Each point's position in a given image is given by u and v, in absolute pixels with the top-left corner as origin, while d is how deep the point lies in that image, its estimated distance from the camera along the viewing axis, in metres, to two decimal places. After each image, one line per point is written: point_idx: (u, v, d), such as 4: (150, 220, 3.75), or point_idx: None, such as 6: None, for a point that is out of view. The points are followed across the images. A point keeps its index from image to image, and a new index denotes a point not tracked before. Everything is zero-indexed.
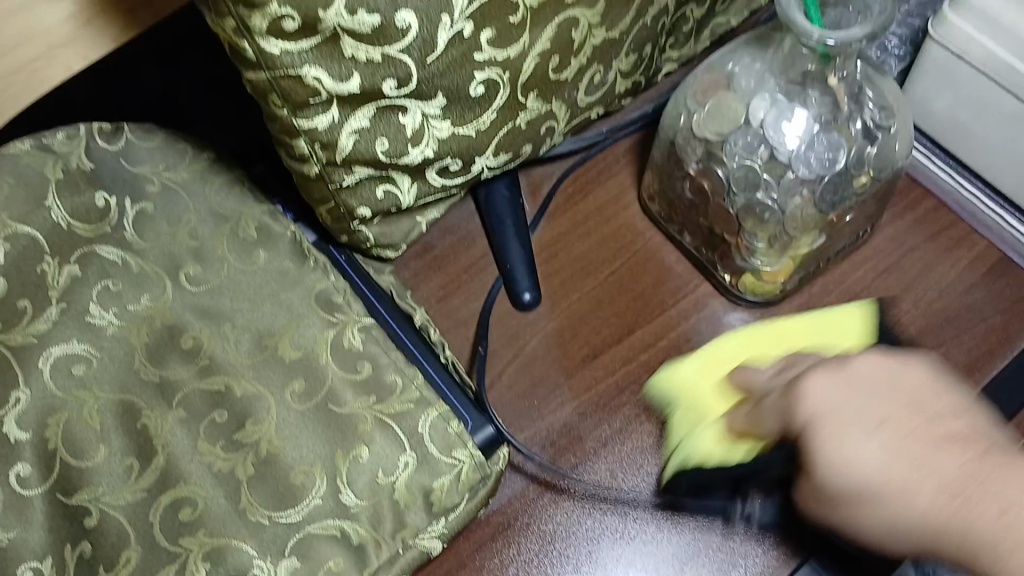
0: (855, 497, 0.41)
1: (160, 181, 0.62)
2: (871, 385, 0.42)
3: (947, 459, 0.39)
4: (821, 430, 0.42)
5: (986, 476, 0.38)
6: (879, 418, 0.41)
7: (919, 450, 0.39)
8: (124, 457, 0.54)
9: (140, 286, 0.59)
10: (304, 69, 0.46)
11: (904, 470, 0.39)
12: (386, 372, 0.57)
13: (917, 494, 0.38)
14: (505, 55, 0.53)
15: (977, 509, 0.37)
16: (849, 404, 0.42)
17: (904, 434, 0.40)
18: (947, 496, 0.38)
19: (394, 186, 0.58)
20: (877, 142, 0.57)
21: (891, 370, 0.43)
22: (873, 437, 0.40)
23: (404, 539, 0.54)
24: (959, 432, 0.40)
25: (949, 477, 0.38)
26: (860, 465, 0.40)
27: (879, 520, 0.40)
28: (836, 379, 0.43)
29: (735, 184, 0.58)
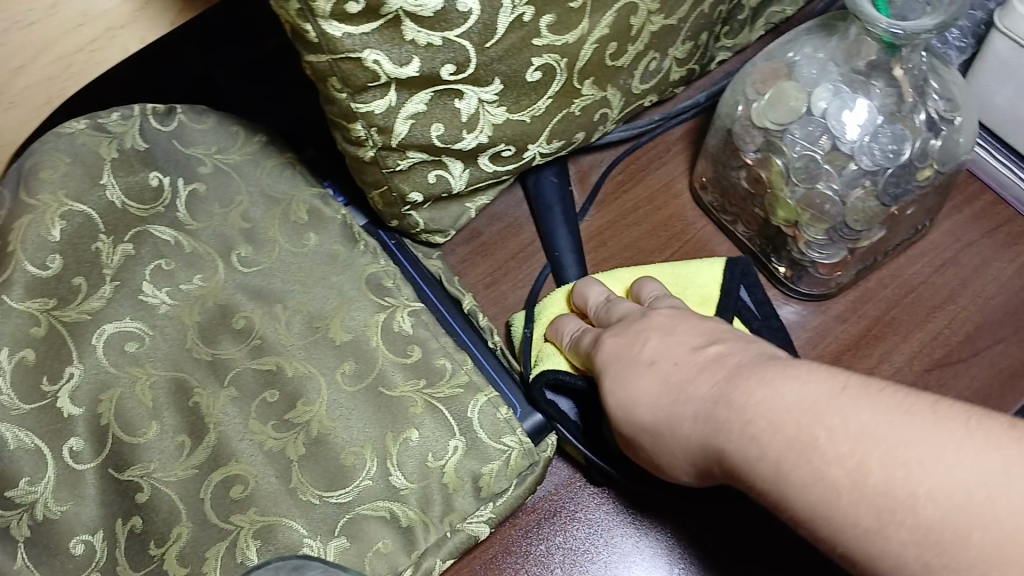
0: (652, 431, 0.45)
1: (212, 163, 0.62)
2: (653, 334, 0.48)
3: (703, 382, 0.42)
4: (610, 376, 0.48)
5: (736, 384, 0.40)
6: (653, 358, 0.46)
7: (679, 378, 0.44)
8: (175, 435, 0.54)
9: (193, 266, 0.59)
10: (365, 52, 0.46)
11: (667, 399, 0.43)
12: (436, 356, 0.57)
13: (681, 424, 0.42)
14: (563, 41, 0.53)
15: (720, 414, 0.40)
16: (634, 351, 0.48)
17: (670, 367, 0.45)
18: (696, 412, 0.41)
19: (446, 171, 0.57)
20: (941, 135, 0.56)
21: (672, 322, 0.49)
22: (642, 377, 0.46)
23: (451, 522, 0.54)
24: (717, 358, 0.43)
25: (699, 398, 0.42)
26: (636, 399, 0.46)
27: (676, 454, 0.44)
28: (622, 338, 0.50)
29: (794, 175, 0.56)
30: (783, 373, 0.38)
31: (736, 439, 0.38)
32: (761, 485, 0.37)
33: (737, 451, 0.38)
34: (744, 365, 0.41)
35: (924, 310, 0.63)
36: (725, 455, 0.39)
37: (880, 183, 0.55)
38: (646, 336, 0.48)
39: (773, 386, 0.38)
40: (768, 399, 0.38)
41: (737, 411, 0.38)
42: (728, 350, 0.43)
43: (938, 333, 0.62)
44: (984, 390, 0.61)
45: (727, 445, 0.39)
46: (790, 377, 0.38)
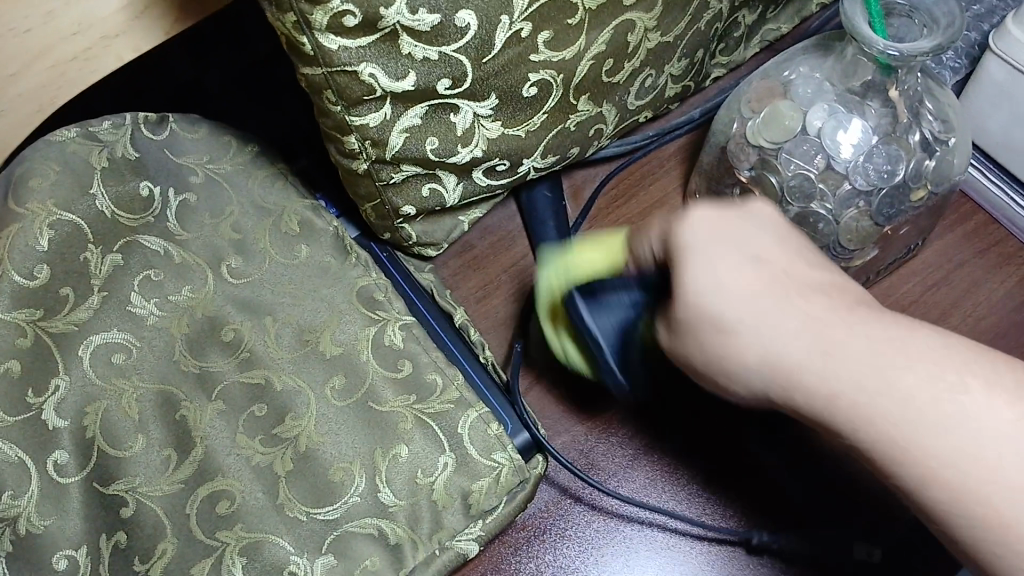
0: (714, 321, 0.37)
1: (204, 173, 0.62)
2: (754, 226, 0.40)
3: (810, 308, 0.36)
4: (694, 246, 0.39)
5: (846, 333, 0.35)
6: (755, 255, 0.38)
7: (786, 297, 0.37)
8: (162, 448, 0.54)
9: (182, 277, 0.58)
10: (361, 66, 0.45)
11: (766, 315, 0.37)
12: (426, 371, 0.56)
13: (771, 341, 0.36)
14: (560, 58, 0.53)
15: (839, 364, 0.35)
16: (729, 234, 0.39)
17: (778, 279, 0.38)
18: (807, 343, 0.35)
19: (439, 184, 0.57)
20: (936, 156, 0.56)
21: (777, 231, 0.40)
22: (746, 279, 0.37)
23: (440, 540, 0.53)
24: (823, 287, 0.38)
25: (800, 318, 0.36)
26: (720, 291, 0.37)
27: (731, 376, 0.38)
28: (719, 216, 0.40)
29: (788, 194, 0.56)
30: (891, 324, 0.35)
31: (862, 382, 0.34)
32: (844, 427, 0.35)
33: (848, 409, 0.35)
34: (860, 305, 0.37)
35: None
36: (817, 403, 0.36)
37: (874, 204, 0.55)
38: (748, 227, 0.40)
39: (897, 343, 0.35)
40: (899, 353, 0.34)
41: (854, 360, 0.35)
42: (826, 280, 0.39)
43: None
44: None
45: (823, 387, 0.35)
46: (919, 354, 0.34)
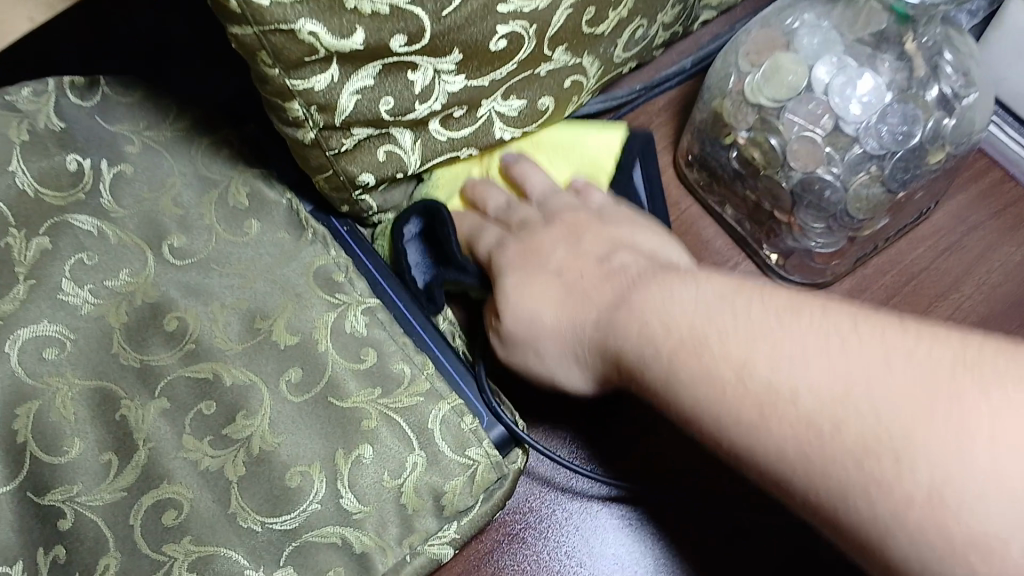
0: (540, 324, 0.48)
1: (140, 141, 0.55)
2: (563, 234, 0.52)
3: (602, 294, 0.45)
4: (512, 267, 0.51)
5: (632, 306, 0.42)
6: (562, 266, 0.50)
7: (583, 285, 0.47)
8: (101, 452, 0.48)
9: (119, 259, 0.52)
10: (299, 23, 0.39)
11: (572, 308, 0.47)
12: (393, 359, 0.51)
13: (581, 327, 0.46)
14: (533, 7, 0.47)
15: (623, 331, 0.42)
16: (540, 246, 0.52)
17: (575, 278, 0.48)
18: (603, 322, 0.44)
19: (395, 145, 0.51)
20: (955, 112, 0.50)
21: (573, 231, 0.52)
22: (547, 285, 0.49)
23: (411, 545, 0.49)
24: (615, 273, 0.46)
25: (601, 308, 0.45)
26: (531, 301, 0.49)
27: (562, 359, 0.48)
28: (525, 244, 0.53)
29: (794, 157, 0.50)
30: (687, 284, 0.41)
31: (662, 347, 0.39)
32: (660, 398, 0.40)
33: (641, 368, 0.41)
34: (647, 276, 0.44)
35: (926, 301, 0.58)
36: (631, 369, 0.42)
37: (886, 169, 0.49)
38: (552, 239, 0.52)
39: (675, 303, 0.40)
40: (677, 316, 0.40)
41: (644, 332, 0.41)
42: (625, 261, 0.48)
43: None
44: None
45: (646, 357, 0.40)
46: (715, 304, 0.39)
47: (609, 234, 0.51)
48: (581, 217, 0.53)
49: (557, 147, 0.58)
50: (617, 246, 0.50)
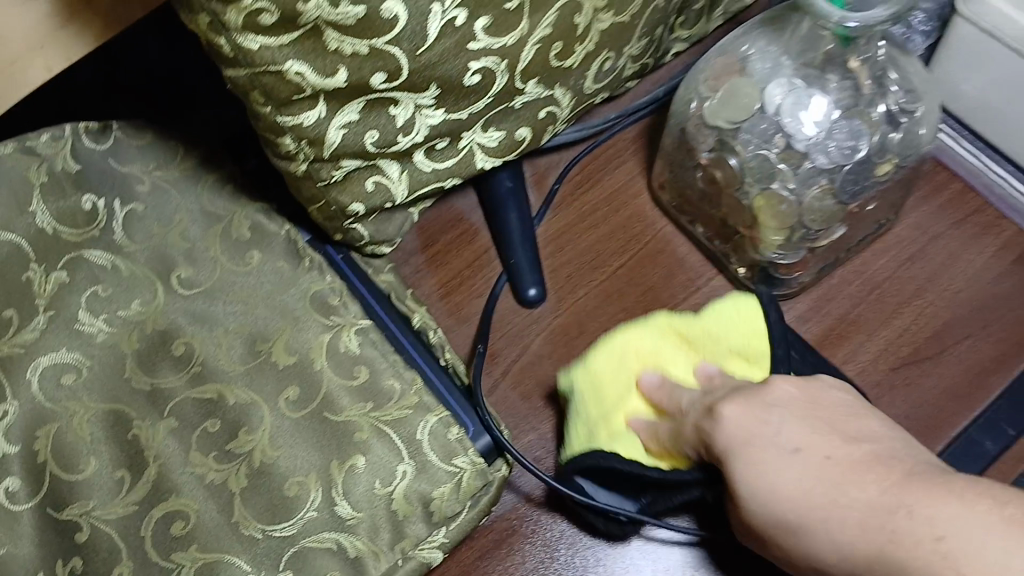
0: (791, 527, 0.40)
1: (150, 181, 0.60)
2: (787, 405, 0.44)
3: (864, 485, 0.39)
4: (739, 454, 0.43)
5: (898, 508, 0.37)
6: (797, 446, 0.41)
7: (836, 475, 0.39)
8: (115, 469, 0.52)
9: (130, 291, 0.57)
10: (286, 64, 0.44)
11: (823, 494, 0.39)
12: (384, 377, 0.55)
13: (840, 523, 0.38)
14: (502, 44, 0.50)
15: (895, 532, 0.36)
16: (764, 424, 0.43)
17: (820, 460, 0.40)
18: (862, 522, 0.37)
19: (383, 176, 0.55)
20: (901, 128, 0.54)
21: (806, 405, 0.44)
22: (787, 469, 0.41)
23: (403, 550, 0.52)
24: (873, 456, 0.40)
25: (862, 503, 0.38)
26: (781, 491, 0.40)
27: (821, 556, 0.39)
28: (750, 418, 0.43)
29: (749, 175, 0.54)
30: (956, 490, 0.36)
31: (917, 553, 0.35)
32: None
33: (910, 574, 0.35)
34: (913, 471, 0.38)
35: (889, 307, 0.61)
36: None
37: (837, 181, 0.53)
38: (773, 404, 0.44)
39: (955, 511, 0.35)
40: (936, 519, 0.35)
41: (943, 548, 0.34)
42: (870, 447, 0.41)
43: (906, 330, 0.60)
44: (952, 389, 0.59)
45: (907, 563, 0.35)
46: (969, 498, 0.35)
47: (850, 414, 0.43)
48: (820, 393, 0.45)
49: (712, 336, 0.55)
50: (864, 426, 0.42)
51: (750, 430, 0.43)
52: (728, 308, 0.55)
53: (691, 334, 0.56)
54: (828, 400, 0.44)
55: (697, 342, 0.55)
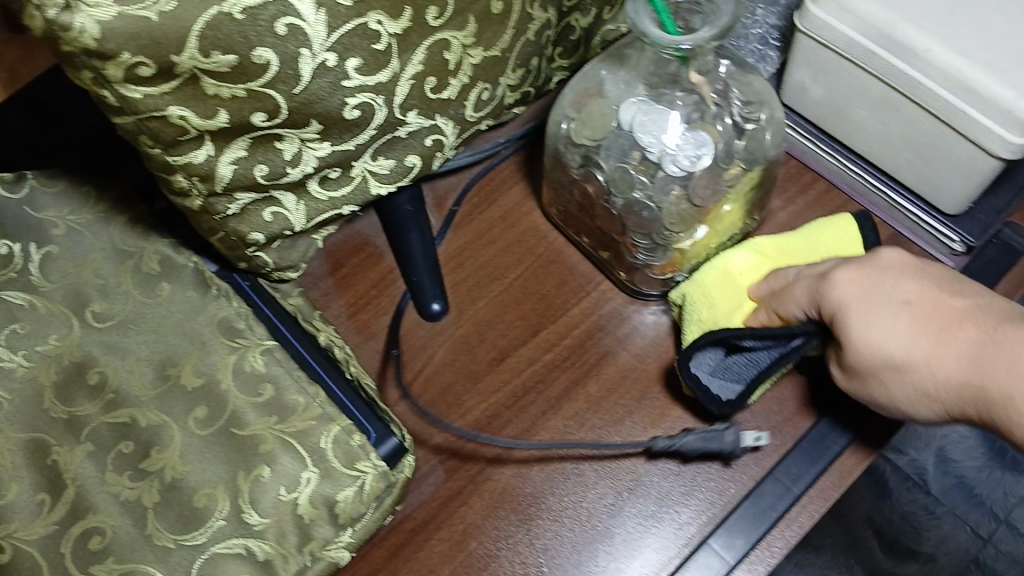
0: (890, 368, 0.47)
1: (65, 224, 0.64)
2: (897, 271, 0.50)
3: (965, 332, 0.45)
4: (850, 312, 0.50)
5: (994, 349, 0.43)
6: (905, 302, 0.48)
7: (941, 325, 0.46)
8: (35, 493, 0.56)
9: (47, 327, 0.61)
10: (169, 109, 0.48)
11: (925, 340, 0.46)
12: (288, 392, 0.59)
13: (936, 363, 0.45)
14: (375, 80, 0.54)
15: (990, 370, 0.43)
16: (875, 287, 0.50)
17: (928, 314, 0.47)
18: (966, 360, 0.44)
19: (281, 207, 0.59)
20: (746, 135, 0.60)
21: (913, 268, 0.50)
22: (894, 318, 0.48)
23: (312, 551, 0.56)
24: (979, 313, 0.46)
25: (961, 344, 0.45)
26: (885, 339, 0.48)
27: (912, 394, 0.47)
28: (859, 280, 0.50)
29: (613, 186, 0.59)
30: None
31: (1004, 380, 0.42)
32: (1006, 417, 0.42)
33: (1004, 399, 0.42)
34: (1015, 320, 0.44)
35: None
36: (991, 410, 0.43)
37: (690, 187, 0.58)
38: (885, 271, 0.50)
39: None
40: None
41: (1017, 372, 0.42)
42: (978, 304, 0.47)
43: None
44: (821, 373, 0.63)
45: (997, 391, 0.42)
46: None
47: (960, 283, 0.49)
48: (933, 267, 0.50)
49: (810, 245, 0.62)
50: (975, 291, 0.48)
51: (858, 291, 0.50)
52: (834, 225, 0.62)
53: (787, 245, 0.62)
54: (934, 268, 0.50)
55: (798, 253, 0.62)
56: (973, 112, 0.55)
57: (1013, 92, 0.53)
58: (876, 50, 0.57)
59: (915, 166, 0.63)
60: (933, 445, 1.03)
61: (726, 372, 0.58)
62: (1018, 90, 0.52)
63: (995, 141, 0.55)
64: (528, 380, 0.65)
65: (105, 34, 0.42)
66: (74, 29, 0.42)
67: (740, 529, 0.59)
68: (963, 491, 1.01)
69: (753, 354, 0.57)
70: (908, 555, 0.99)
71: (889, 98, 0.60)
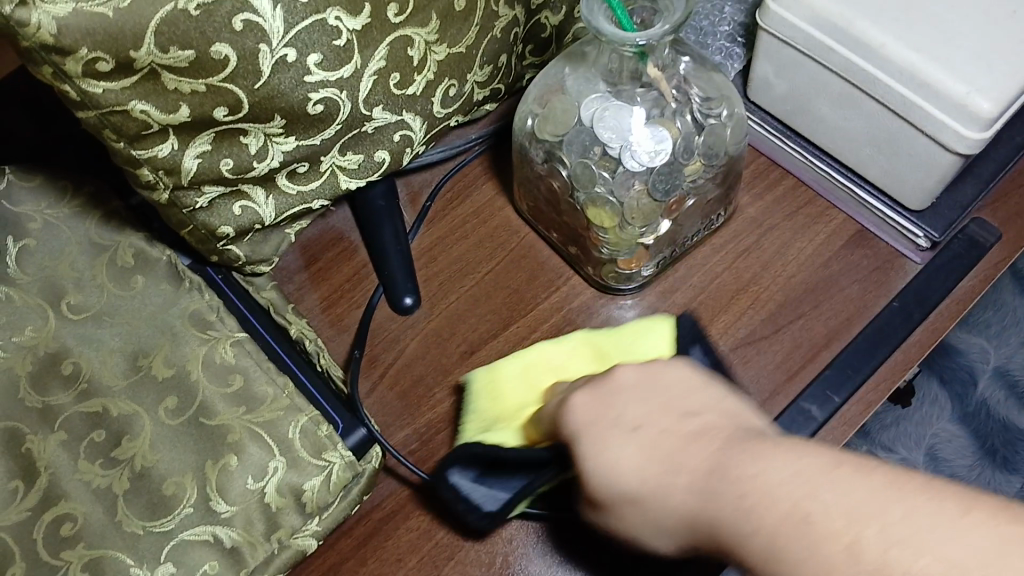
0: (627, 501, 0.40)
1: (42, 218, 0.66)
2: (639, 389, 0.42)
3: (692, 458, 0.38)
4: (586, 438, 0.42)
5: (717, 471, 0.36)
6: (636, 423, 0.40)
7: (663, 447, 0.39)
8: (9, 480, 0.57)
9: (23, 318, 0.62)
10: (131, 104, 0.50)
11: (655, 468, 0.38)
12: (257, 384, 0.60)
13: (670, 491, 0.38)
14: (338, 75, 0.56)
15: (716, 495, 0.36)
16: (611, 409, 0.42)
17: (657, 434, 0.40)
18: (689, 487, 0.37)
19: (250, 201, 0.61)
20: (706, 131, 0.61)
21: (648, 383, 0.42)
22: (625, 447, 0.40)
23: (279, 539, 0.57)
24: (702, 431, 0.39)
25: (687, 471, 0.37)
26: (617, 466, 0.40)
27: (670, 528, 0.39)
28: (596, 398, 0.43)
29: (576, 182, 0.60)
30: (790, 453, 0.35)
31: (721, 512, 0.35)
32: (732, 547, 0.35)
33: (728, 528, 0.35)
34: (739, 438, 0.37)
35: (729, 295, 0.66)
36: (719, 539, 0.36)
37: (650, 182, 0.59)
38: (625, 392, 0.42)
39: (772, 475, 0.34)
40: (748, 479, 0.35)
41: (745, 506, 0.34)
42: (708, 419, 0.39)
43: (743, 314, 0.65)
44: (786, 364, 0.63)
45: (720, 521, 0.35)
46: (785, 458, 0.35)
47: (656, 382, 0.42)
48: (660, 368, 0.43)
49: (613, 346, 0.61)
50: (699, 395, 0.41)
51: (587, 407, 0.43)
52: (652, 336, 0.60)
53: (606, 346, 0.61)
54: (671, 378, 0.42)
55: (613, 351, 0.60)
56: (929, 108, 0.56)
57: (967, 88, 0.54)
58: (834, 45, 0.58)
59: (878, 162, 0.64)
60: (923, 445, 1.07)
61: (484, 485, 0.55)
62: (972, 86, 0.53)
63: (952, 137, 0.56)
64: None
65: (61, 29, 0.45)
66: (30, 24, 0.44)
67: None
68: None
69: (506, 476, 0.54)
70: None
71: (849, 95, 0.61)
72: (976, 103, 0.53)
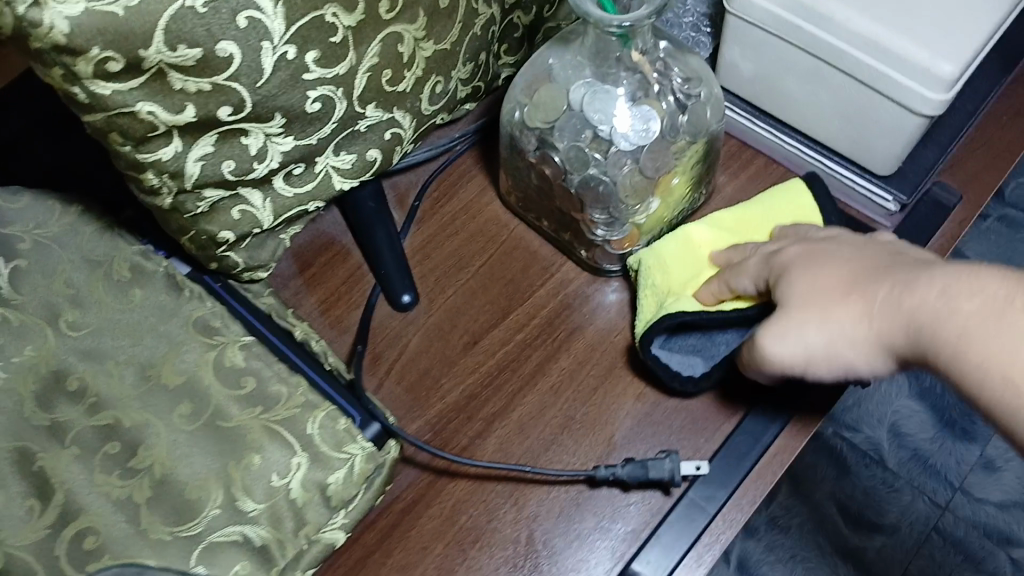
0: (822, 314, 0.48)
1: (31, 238, 0.65)
2: (847, 247, 0.53)
3: (893, 280, 0.47)
4: (796, 275, 0.52)
5: (914, 282, 0.45)
6: (844, 263, 0.50)
7: (873, 274, 0.48)
8: (25, 498, 0.55)
9: (21, 338, 0.61)
10: (138, 105, 0.50)
11: (856, 290, 0.48)
12: (271, 382, 0.60)
13: (866, 301, 0.47)
14: (333, 73, 0.57)
15: (909, 297, 0.44)
16: (823, 256, 0.52)
17: (861, 271, 0.49)
18: (886, 297, 0.46)
19: (248, 204, 0.61)
20: (688, 109, 0.64)
21: (857, 246, 0.53)
22: (834, 275, 0.50)
23: (307, 535, 0.57)
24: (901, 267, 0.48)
25: (886, 287, 0.46)
26: (820, 291, 0.49)
27: (856, 336, 0.47)
28: (805, 252, 0.54)
29: (569, 165, 0.63)
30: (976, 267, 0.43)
31: (915, 307, 0.43)
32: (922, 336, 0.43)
33: (917, 317, 0.43)
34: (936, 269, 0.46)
35: None
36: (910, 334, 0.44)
37: (640, 160, 0.62)
38: (833, 250, 0.53)
39: (967, 281, 0.42)
40: (944, 284, 0.43)
41: (934, 297, 0.42)
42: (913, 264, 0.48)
43: None
44: None
45: (913, 316, 0.43)
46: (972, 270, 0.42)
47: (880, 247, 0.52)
48: (864, 240, 0.54)
49: (758, 214, 0.65)
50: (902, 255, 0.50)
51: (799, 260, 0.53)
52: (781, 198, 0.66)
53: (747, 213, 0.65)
54: (879, 246, 0.52)
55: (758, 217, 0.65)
56: (894, 74, 0.60)
57: (928, 53, 0.58)
58: (801, 24, 0.62)
59: (843, 132, 0.68)
60: (886, 423, 1.12)
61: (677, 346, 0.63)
62: (932, 52, 0.58)
63: (915, 98, 0.60)
64: (503, 357, 0.68)
65: (74, 29, 0.45)
66: (43, 25, 0.45)
67: (716, 479, 0.61)
68: (919, 463, 1.10)
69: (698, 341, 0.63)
70: (875, 528, 1.05)
71: (815, 69, 0.65)
72: (938, 66, 0.58)
